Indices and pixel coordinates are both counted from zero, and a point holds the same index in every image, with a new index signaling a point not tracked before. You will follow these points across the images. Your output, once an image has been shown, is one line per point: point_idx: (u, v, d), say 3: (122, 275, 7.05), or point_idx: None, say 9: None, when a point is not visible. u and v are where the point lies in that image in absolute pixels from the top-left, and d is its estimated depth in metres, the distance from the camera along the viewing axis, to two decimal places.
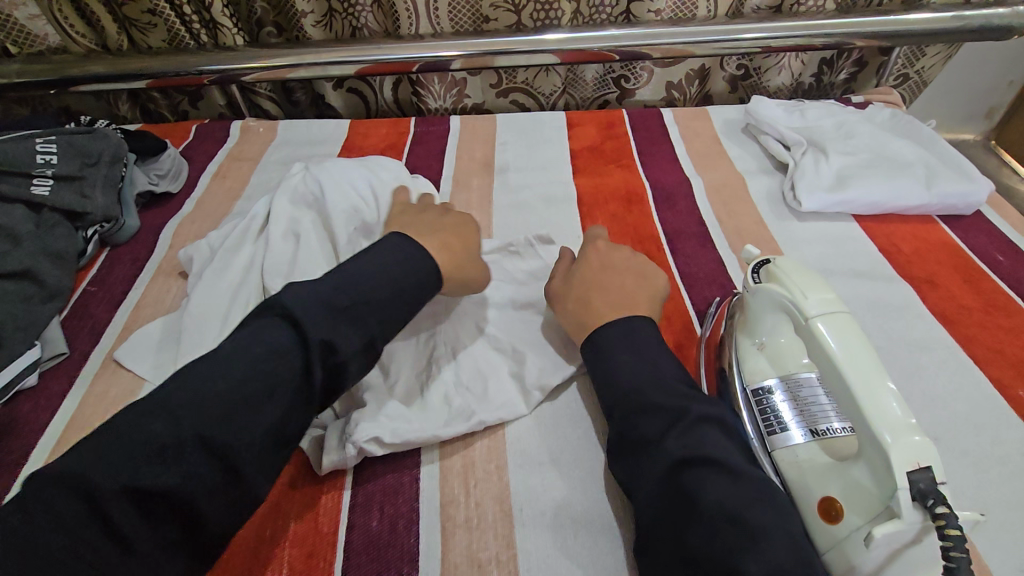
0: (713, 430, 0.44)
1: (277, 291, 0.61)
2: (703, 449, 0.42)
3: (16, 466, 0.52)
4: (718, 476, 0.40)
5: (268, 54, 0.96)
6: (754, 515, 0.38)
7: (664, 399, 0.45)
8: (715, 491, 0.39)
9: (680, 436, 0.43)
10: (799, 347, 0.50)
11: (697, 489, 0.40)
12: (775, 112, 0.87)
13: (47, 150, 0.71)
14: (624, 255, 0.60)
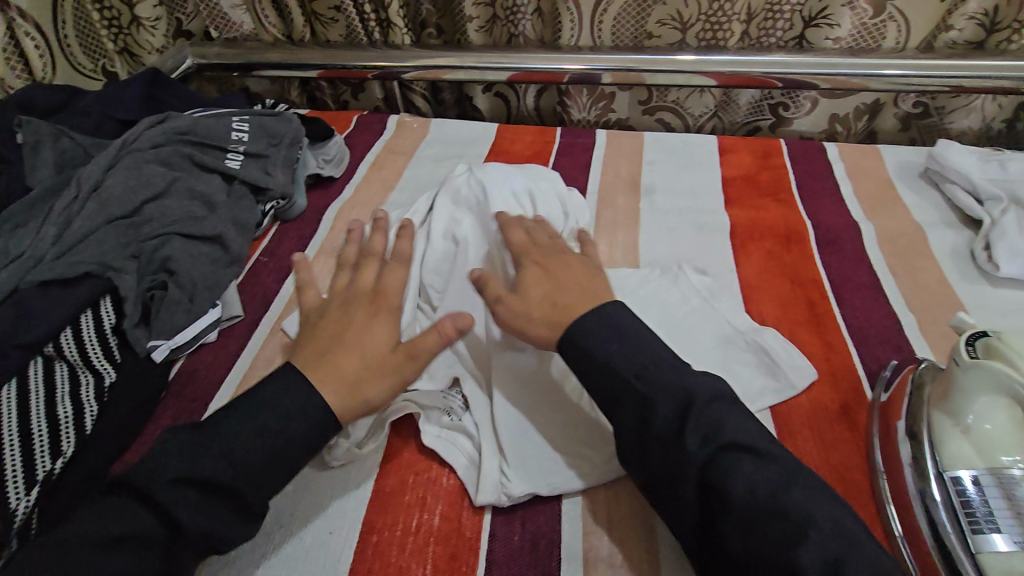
0: (728, 409, 0.43)
1: (433, 289, 0.64)
2: (725, 432, 0.41)
3: (196, 413, 0.58)
4: (747, 461, 0.40)
5: (430, 56, 1.01)
6: (791, 505, 0.38)
7: (672, 380, 0.44)
8: (747, 480, 0.39)
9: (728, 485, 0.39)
10: (1016, 438, 0.43)
11: (727, 478, 0.39)
12: (967, 160, 0.79)
13: (241, 129, 0.79)
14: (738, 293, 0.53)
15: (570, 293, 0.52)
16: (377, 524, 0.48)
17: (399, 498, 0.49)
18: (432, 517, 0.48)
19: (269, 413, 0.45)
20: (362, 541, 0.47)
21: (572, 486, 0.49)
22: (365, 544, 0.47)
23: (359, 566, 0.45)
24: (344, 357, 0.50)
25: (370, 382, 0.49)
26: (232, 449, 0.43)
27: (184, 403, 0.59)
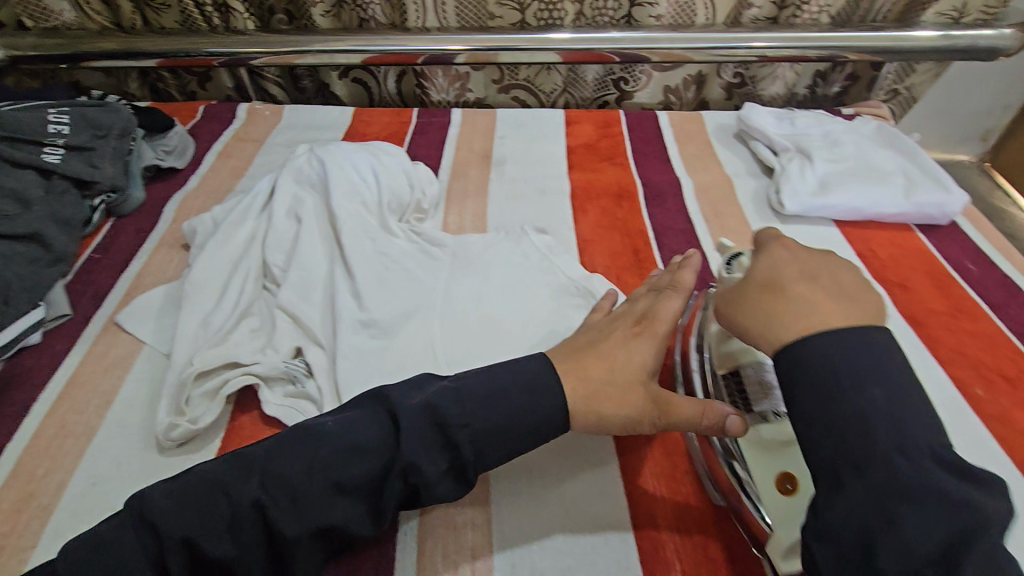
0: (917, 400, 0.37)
1: (277, 267, 0.65)
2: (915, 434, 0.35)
3: (17, 417, 0.54)
4: (876, 468, 0.34)
5: (278, 40, 0.98)
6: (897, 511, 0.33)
7: (883, 375, 0.37)
8: (857, 494, 0.34)
9: (885, 511, 0.33)
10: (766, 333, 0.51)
11: (843, 489, 0.35)
12: (765, 119, 0.91)
13: (59, 120, 0.74)
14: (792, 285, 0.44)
15: (838, 289, 0.43)
16: None
17: None
18: None
19: (340, 451, 0.42)
20: None
21: None
22: None
23: None
24: (595, 362, 0.48)
25: (608, 401, 0.47)
26: (284, 473, 0.41)
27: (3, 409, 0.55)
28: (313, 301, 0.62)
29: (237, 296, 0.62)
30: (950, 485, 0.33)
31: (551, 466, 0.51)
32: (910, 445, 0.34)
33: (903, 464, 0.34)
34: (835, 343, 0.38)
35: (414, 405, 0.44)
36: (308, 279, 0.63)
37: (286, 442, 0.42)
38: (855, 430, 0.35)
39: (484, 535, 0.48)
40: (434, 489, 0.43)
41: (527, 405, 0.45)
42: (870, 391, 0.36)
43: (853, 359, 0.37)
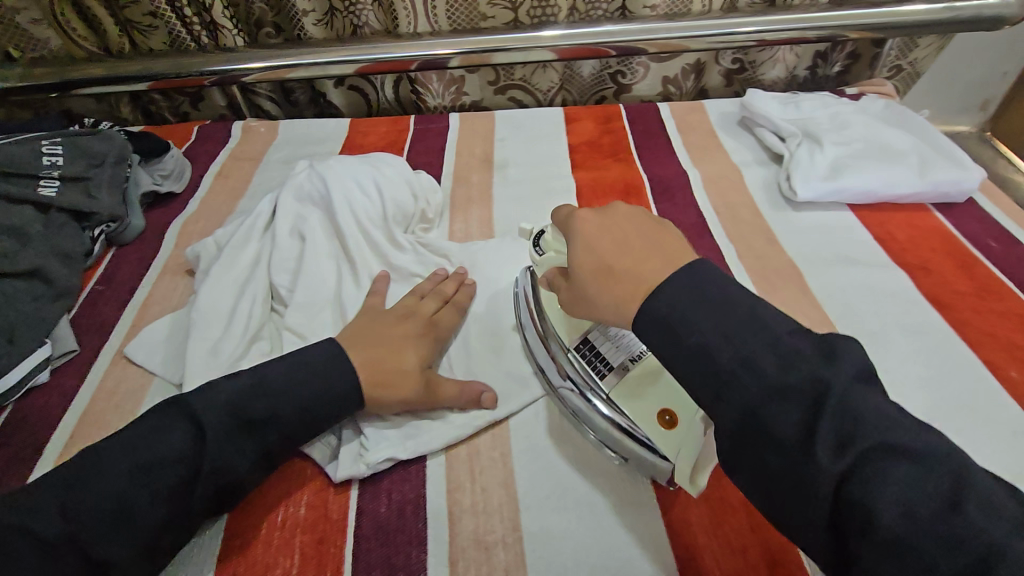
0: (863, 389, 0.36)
1: (284, 288, 0.63)
2: (856, 425, 0.34)
3: (31, 459, 0.53)
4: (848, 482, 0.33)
5: (269, 54, 0.97)
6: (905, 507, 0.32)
7: (777, 368, 0.36)
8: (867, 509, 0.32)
9: (882, 519, 0.32)
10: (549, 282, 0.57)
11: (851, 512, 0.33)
12: (769, 105, 0.89)
13: (53, 151, 0.72)
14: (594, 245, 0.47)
15: (641, 238, 0.46)
16: (240, 529, 0.48)
17: (261, 501, 0.49)
18: (298, 508, 0.49)
19: (155, 448, 0.43)
20: (225, 549, 0.47)
21: (436, 447, 0.52)
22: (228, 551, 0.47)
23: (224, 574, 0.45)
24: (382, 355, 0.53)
25: (396, 388, 0.51)
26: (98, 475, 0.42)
27: (15, 452, 0.54)
28: (324, 320, 0.60)
29: (245, 320, 0.61)
30: (795, 384, 0.36)
31: (558, 481, 0.50)
32: (847, 446, 0.34)
33: (754, 382, 0.37)
34: (676, 287, 0.41)
35: (219, 406, 0.46)
36: (318, 298, 0.62)
37: (87, 471, 0.42)
38: (712, 384, 0.38)
39: (516, 554, 0.46)
40: (247, 480, 0.46)
41: (308, 390, 0.49)
42: (711, 340, 0.38)
43: (698, 310, 0.40)
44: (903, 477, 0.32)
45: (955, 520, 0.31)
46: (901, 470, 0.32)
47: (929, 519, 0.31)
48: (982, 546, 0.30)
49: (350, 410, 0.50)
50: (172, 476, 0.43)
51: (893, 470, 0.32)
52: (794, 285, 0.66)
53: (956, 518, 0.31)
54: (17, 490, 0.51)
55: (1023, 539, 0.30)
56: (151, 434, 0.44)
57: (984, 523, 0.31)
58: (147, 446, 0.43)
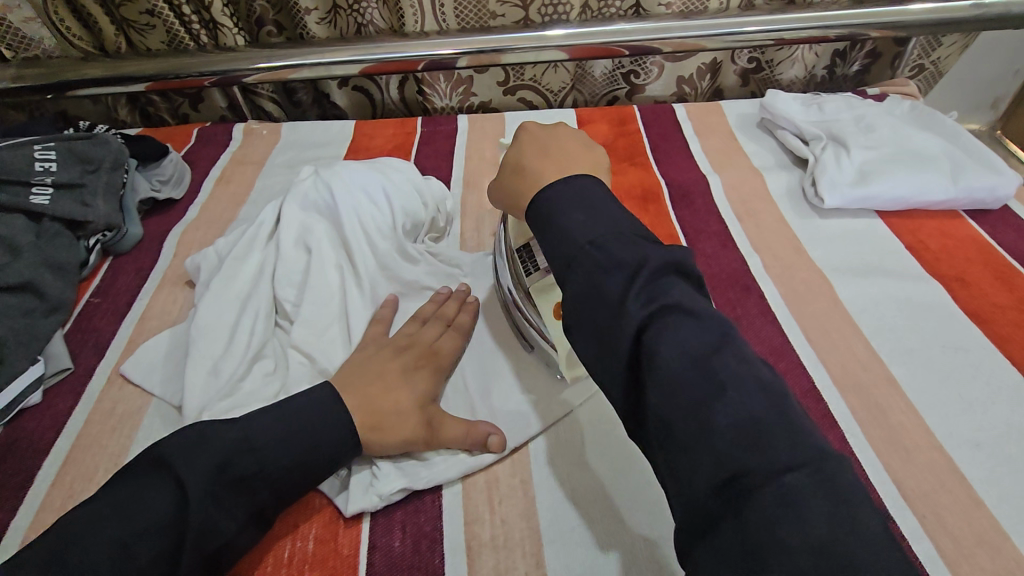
0: (682, 283, 0.38)
1: (289, 302, 0.60)
2: (668, 298, 0.36)
3: (22, 488, 0.50)
4: (666, 331, 0.35)
5: (270, 54, 0.93)
6: (713, 384, 0.33)
7: (623, 250, 0.39)
8: (666, 357, 0.34)
9: (669, 374, 0.34)
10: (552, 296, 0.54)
11: (651, 356, 0.35)
12: (791, 106, 0.85)
13: (45, 156, 0.69)
14: (529, 143, 0.52)
15: (561, 151, 0.51)
16: (245, 567, 0.45)
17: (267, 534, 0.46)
18: (306, 543, 0.46)
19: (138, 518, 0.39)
20: None
21: (452, 475, 0.49)
22: None
23: None
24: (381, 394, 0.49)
25: (394, 429, 0.48)
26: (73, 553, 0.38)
27: (5, 479, 0.51)
28: (332, 338, 0.57)
29: (248, 336, 0.58)
30: (622, 252, 0.39)
31: (583, 513, 0.47)
32: (658, 304, 0.36)
33: (600, 256, 0.39)
34: (576, 185, 0.43)
35: (203, 465, 0.42)
36: (325, 314, 0.59)
37: (54, 553, 0.38)
38: (568, 253, 0.41)
39: None
40: (236, 542, 0.43)
41: (302, 441, 0.45)
42: (573, 219, 0.42)
43: (572, 200, 0.43)
44: (685, 327, 0.35)
45: (705, 371, 0.34)
46: (738, 362, 0.34)
47: (688, 364, 0.34)
48: (725, 392, 0.33)
49: (346, 456, 0.47)
50: (157, 548, 0.39)
51: (684, 330, 0.35)
52: (824, 297, 0.63)
53: (772, 426, 0.32)
54: (7, 522, 0.48)
55: (759, 397, 0.33)
56: (130, 501, 0.40)
57: (729, 375, 0.34)
58: (129, 515, 0.40)
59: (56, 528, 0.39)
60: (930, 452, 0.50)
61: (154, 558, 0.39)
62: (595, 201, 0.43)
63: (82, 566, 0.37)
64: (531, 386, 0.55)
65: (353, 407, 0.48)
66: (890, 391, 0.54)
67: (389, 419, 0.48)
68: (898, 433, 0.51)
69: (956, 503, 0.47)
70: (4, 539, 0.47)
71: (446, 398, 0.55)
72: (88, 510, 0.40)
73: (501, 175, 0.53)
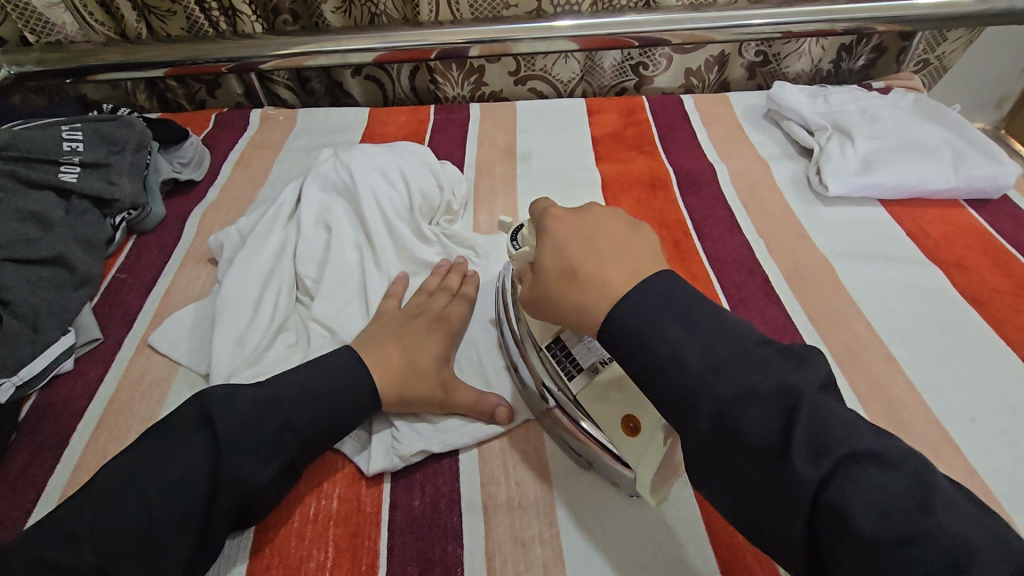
0: (836, 402, 0.35)
1: (309, 278, 0.62)
2: (830, 432, 0.33)
3: (59, 449, 0.53)
4: (857, 473, 0.31)
5: (287, 41, 0.95)
6: (920, 524, 0.29)
7: (761, 380, 0.35)
8: (859, 496, 0.30)
9: (889, 530, 0.30)
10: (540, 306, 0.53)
11: (842, 510, 0.31)
12: (798, 98, 0.87)
13: (72, 137, 0.71)
14: (570, 241, 0.46)
15: (610, 244, 0.45)
16: (273, 522, 0.47)
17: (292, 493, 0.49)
18: (330, 501, 0.48)
19: (176, 467, 0.42)
20: (258, 542, 0.46)
21: (469, 440, 0.51)
22: (261, 545, 0.46)
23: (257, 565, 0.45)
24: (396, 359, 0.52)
25: (415, 386, 0.51)
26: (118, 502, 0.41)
27: (42, 441, 0.53)
28: (352, 312, 0.60)
29: (270, 310, 0.60)
30: (749, 373, 0.36)
31: (593, 477, 0.49)
32: (826, 449, 0.32)
33: (723, 390, 0.36)
34: (644, 293, 0.40)
35: (234, 418, 0.45)
36: (345, 289, 0.61)
37: (100, 497, 0.41)
38: (684, 393, 0.37)
39: (554, 551, 0.45)
40: (266, 490, 0.45)
41: (327, 400, 0.48)
42: (655, 332, 0.38)
43: (648, 310, 0.39)
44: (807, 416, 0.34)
45: (868, 488, 0.31)
46: (876, 474, 0.31)
47: (842, 479, 0.31)
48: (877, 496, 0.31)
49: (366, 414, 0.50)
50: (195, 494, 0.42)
51: (869, 475, 0.31)
52: (827, 280, 0.65)
53: (934, 522, 0.29)
54: (45, 480, 0.51)
55: (903, 476, 0.31)
56: (168, 451, 0.43)
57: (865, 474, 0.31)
58: (169, 464, 0.42)
59: (100, 477, 0.42)
60: (926, 426, 0.52)
61: (193, 502, 0.42)
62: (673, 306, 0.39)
63: (129, 508, 0.41)
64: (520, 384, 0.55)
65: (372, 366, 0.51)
66: (889, 368, 0.56)
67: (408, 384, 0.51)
68: (896, 408, 0.53)
69: (951, 473, 0.49)
70: (43, 495, 0.50)
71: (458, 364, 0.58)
72: (130, 459, 0.43)
73: (540, 278, 0.47)
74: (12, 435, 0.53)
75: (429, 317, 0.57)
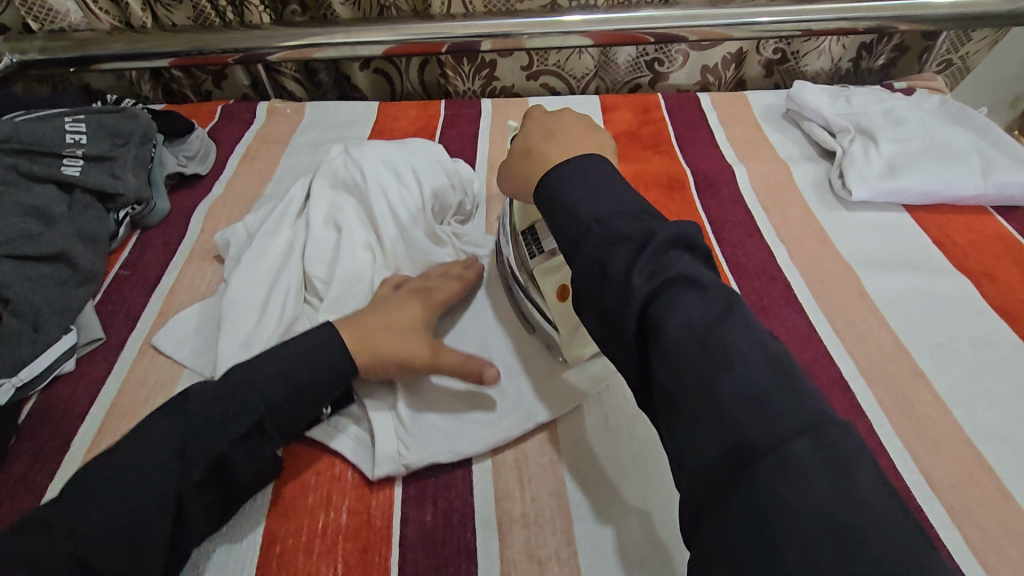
0: (685, 253, 0.38)
1: (319, 280, 0.61)
2: (674, 268, 0.36)
3: (59, 454, 0.51)
4: (690, 294, 0.35)
5: (295, 33, 0.93)
6: (724, 337, 0.33)
7: (628, 224, 0.39)
8: (684, 312, 0.34)
9: (714, 345, 0.33)
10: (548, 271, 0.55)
11: (665, 313, 0.35)
12: (819, 98, 0.85)
13: (76, 129, 0.69)
14: (536, 130, 0.54)
15: (568, 134, 0.53)
16: (279, 535, 0.45)
17: (300, 505, 0.47)
18: (339, 514, 0.47)
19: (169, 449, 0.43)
20: (264, 555, 0.45)
21: (482, 448, 0.50)
22: (267, 558, 0.44)
23: None
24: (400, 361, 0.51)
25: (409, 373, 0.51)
26: (116, 484, 0.42)
27: (43, 444, 0.52)
28: None
29: (278, 312, 0.58)
30: (625, 226, 0.39)
31: (613, 495, 0.47)
32: (660, 271, 0.36)
33: (602, 230, 0.40)
34: (586, 163, 0.45)
35: (221, 398, 0.46)
36: (356, 293, 0.60)
37: (97, 484, 0.42)
38: (573, 234, 0.41)
39: (572, 570, 0.44)
40: (247, 462, 0.46)
41: (318, 378, 0.49)
42: (574, 197, 0.43)
43: (578, 184, 0.43)
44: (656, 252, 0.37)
45: (683, 304, 0.35)
46: (694, 297, 0.35)
47: (665, 297, 0.35)
48: (700, 327, 0.34)
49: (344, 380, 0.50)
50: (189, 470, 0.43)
51: (684, 296, 0.35)
52: (851, 289, 0.63)
53: (729, 336, 0.34)
54: (45, 486, 0.49)
55: (717, 303, 0.35)
56: (162, 435, 0.44)
57: (688, 294, 0.35)
58: (163, 444, 0.44)
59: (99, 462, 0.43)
60: (956, 443, 0.50)
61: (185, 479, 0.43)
62: (604, 175, 0.44)
63: (126, 490, 0.42)
64: (536, 392, 0.53)
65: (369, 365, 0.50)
66: (917, 383, 0.54)
67: None
68: (924, 424, 0.51)
69: (983, 494, 0.47)
70: (43, 501, 0.48)
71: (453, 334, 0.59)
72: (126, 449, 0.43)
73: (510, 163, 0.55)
74: (11, 438, 0.52)
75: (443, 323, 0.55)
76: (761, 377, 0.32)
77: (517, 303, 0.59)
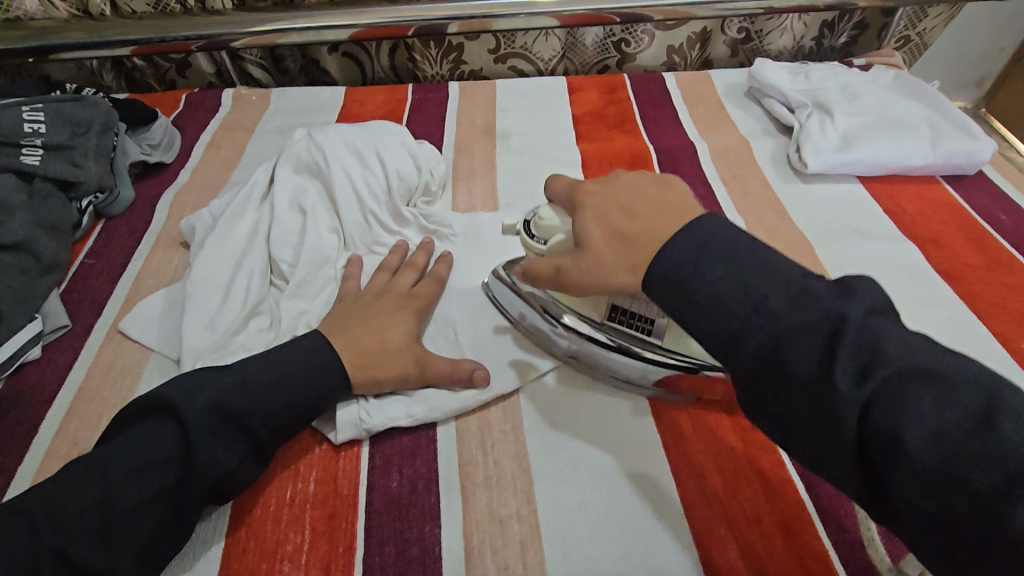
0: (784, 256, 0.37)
1: (284, 261, 0.61)
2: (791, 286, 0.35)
3: (27, 438, 0.52)
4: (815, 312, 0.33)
5: (259, 19, 0.92)
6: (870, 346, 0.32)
7: (731, 253, 0.37)
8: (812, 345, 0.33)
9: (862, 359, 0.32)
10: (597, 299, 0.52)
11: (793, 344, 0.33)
12: (779, 75, 0.87)
13: (35, 118, 0.68)
14: (606, 197, 0.47)
15: (650, 208, 0.44)
16: (248, 507, 0.47)
17: (269, 476, 0.48)
18: (307, 485, 0.48)
19: (140, 436, 0.43)
20: (234, 526, 0.46)
21: (444, 412, 0.52)
22: (236, 528, 0.46)
23: (233, 549, 0.45)
24: (369, 336, 0.52)
25: (383, 366, 0.51)
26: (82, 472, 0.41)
27: (10, 429, 0.52)
28: (329, 297, 0.60)
29: (243, 293, 0.58)
30: (733, 253, 0.37)
31: (573, 458, 0.49)
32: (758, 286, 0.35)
33: (765, 327, 0.34)
34: (705, 235, 0.39)
35: (183, 388, 0.45)
36: (322, 273, 0.61)
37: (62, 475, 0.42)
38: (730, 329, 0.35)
39: (531, 527, 0.45)
40: (239, 476, 0.45)
41: (284, 363, 0.48)
42: (710, 278, 0.37)
43: (697, 252, 0.38)
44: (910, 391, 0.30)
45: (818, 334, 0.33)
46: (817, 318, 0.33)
47: (794, 325, 0.33)
48: (960, 485, 0.28)
49: (324, 374, 0.49)
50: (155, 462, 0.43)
51: (817, 324, 0.33)
52: (806, 257, 0.65)
53: (870, 347, 0.32)
54: (12, 470, 0.49)
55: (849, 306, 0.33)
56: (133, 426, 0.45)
57: (923, 397, 0.30)
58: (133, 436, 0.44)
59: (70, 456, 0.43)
60: None
61: (151, 464, 0.42)
62: (727, 248, 0.38)
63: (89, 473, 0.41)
64: (497, 362, 0.55)
65: (342, 350, 0.51)
66: None
67: (375, 364, 0.51)
68: None
69: None
70: (11, 484, 0.49)
71: (429, 337, 0.58)
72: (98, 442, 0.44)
73: (599, 242, 0.44)
74: None
75: (410, 299, 0.57)
76: (979, 480, 0.28)
77: (604, 374, 0.54)
